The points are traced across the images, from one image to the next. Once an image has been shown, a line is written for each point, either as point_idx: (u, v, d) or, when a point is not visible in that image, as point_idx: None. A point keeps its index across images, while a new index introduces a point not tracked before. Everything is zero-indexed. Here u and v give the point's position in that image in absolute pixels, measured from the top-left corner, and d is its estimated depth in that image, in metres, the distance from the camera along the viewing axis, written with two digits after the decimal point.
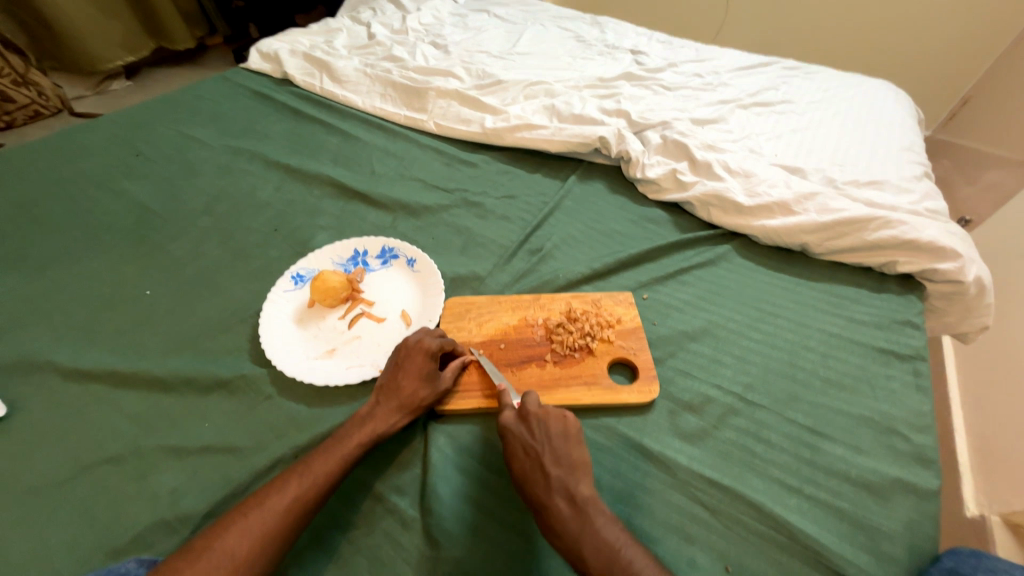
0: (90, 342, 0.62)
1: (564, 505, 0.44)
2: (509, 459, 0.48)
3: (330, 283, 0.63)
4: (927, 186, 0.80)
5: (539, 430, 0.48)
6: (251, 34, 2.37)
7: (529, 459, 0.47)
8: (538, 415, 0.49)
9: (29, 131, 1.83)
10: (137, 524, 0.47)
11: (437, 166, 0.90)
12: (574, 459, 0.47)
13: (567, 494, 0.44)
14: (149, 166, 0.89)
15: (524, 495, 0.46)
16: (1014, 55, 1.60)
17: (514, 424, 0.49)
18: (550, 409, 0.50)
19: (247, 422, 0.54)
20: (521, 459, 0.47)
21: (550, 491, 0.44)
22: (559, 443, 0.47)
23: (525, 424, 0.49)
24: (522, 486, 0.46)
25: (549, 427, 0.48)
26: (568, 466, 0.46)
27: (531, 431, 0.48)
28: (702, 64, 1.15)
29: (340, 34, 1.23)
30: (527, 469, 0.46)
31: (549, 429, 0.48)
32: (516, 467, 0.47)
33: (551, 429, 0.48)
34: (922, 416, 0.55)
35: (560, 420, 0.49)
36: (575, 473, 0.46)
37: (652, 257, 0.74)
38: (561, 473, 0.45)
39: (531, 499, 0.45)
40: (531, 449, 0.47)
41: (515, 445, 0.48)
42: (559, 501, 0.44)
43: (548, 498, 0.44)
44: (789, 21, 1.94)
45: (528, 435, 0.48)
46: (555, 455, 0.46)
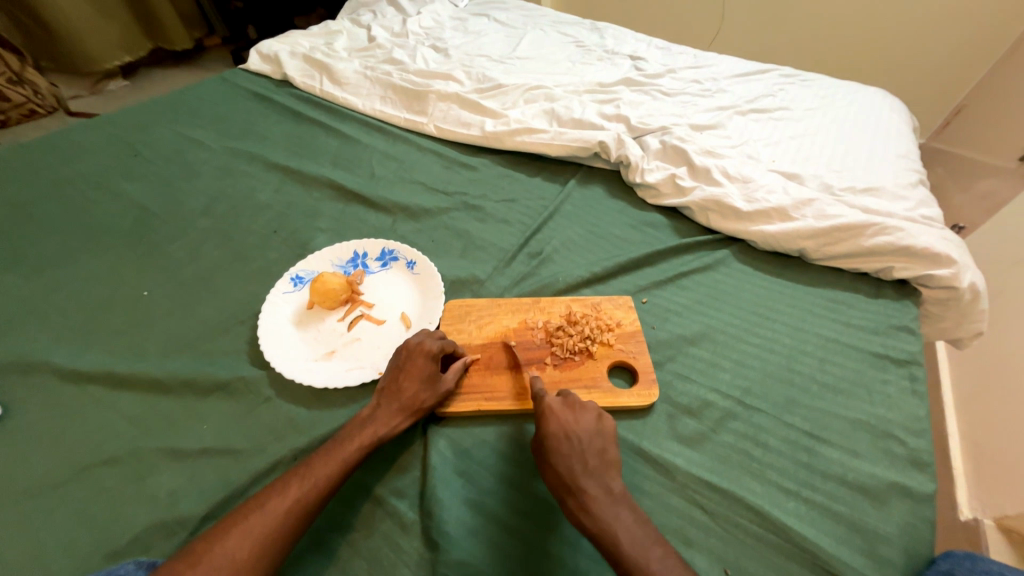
0: (87, 343, 0.62)
1: (599, 492, 0.44)
2: (545, 441, 0.47)
3: (330, 285, 0.63)
4: (922, 194, 0.81)
5: (581, 422, 0.49)
6: (250, 35, 2.37)
7: (568, 445, 0.47)
8: (580, 410, 0.50)
9: (24, 131, 1.81)
10: (134, 526, 0.46)
11: (437, 169, 0.91)
12: (610, 453, 0.47)
13: (602, 483, 0.44)
14: (148, 166, 0.89)
15: (558, 477, 0.45)
16: (1007, 64, 1.62)
17: (556, 409, 0.49)
18: (592, 407, 0.50)
19: (246, 424, 0.54)
20: (560, 443, 0.47)
21: (588, 477, 0.45)
22: (599, 436, 0.48)
23: (567, 413, 0.49)
24: (557, 468, 0.46)
25: (589, 420, 0.49)
26: (606, 459, 0.46)
27: (574, 420, 0.49)
28: (701, 70, 1.16)
29: (341, 37, 1.23)
30: (564, 453, 0.46)
31: (590, 422, 0.49)
32: (553, 449, 0.47)
33: (592, 422, 0.49)
34: (918, 421, 0.55)
35: (600, 417, 0.49)
36: (610, 467, 0.46)
37: (651, 262, 0.74)
38: (599, 463, 0.46)
39: (566, 481, 0.45)
40: (572, 435, 0.47)
41: (555, 430, 0.48)
42: (594, 487, 0.44)
43: (584, 482, 0.44)
44: (785, 29, 1.96)
45: (569, 422, 0.48)
46: (593, 447, 0.47)
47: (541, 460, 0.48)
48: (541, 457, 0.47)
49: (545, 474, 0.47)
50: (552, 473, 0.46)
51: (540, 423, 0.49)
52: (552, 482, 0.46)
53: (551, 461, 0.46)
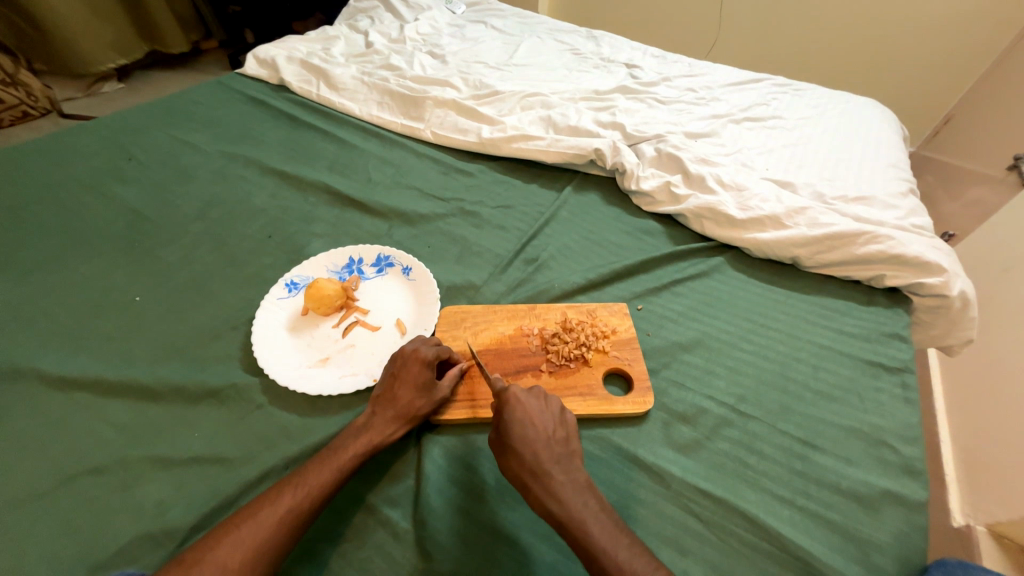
0: (77, 349, 0.61)
1: (565, 478, 0.44)
2: (510, 428, 0.47)
3: (325, 291, 0.63)
4: (913, 202, 0.82)
5: (544, 411, 0.49)
6: (247, 39, 2.37)
7: (534, 431, 0.47)
8: (543, 400, 0.50)
9: (16, 132, 1.80)
10: (121, 537, 0.46)
11: (433, 175, 0.91)
12: (573, 442, 0.48)
13: (568, 470, 0.45)
14: (142, 170, 0.89)
15: (523, 463, 0.45)
16: (995, 76, 1.65)
17: (521, 397, 0.49)
18: (554, 398, 0.51)
19: (237, 432, 0.53)
20: (525, 429, 0.47)
21: (554, 463, 0.45)
22: (562, 425, 0.49)
23: (532, 401, 0.50)
24: (522, 454, 0.46)
25: (553, 410, 0.50)
26: (569, 447, 0.47)
27: (537, 409, 0.49)
28: (695, 78, 1.17)
29: (338, 42, 1.23)
30: (530, 439, 0.46)
31: (553, 411, 0.49)
32: (518, 436, 0.47)
33: (555, 411, 0.50)
34: (910, 428, 0.55)
35: (562, 408, 0.50)
36: (573, 455, 0.47)
37: (646, 268, 0.75)
38: (564, 451, 0.46)
39: (532, 467, 0.45)
40: (536, 423, 0.48)
41: (520, 416, 0.48)
42: (560, 473, 0.44)
43: (551, 468, 0.45)
44: (778, 39, 1.99)
45: (533, 410, 0.49)
46: (557, 435, 0.47)
47: (504, 447, 0.47)
48: (504, 444, 0.47)
49: (507, 461, 0.46)
50: (516, 459, 0.46)
51: (503, 410, 0.49)
52: (516, 468, 0.45)
53: (515, 447, 0.46)
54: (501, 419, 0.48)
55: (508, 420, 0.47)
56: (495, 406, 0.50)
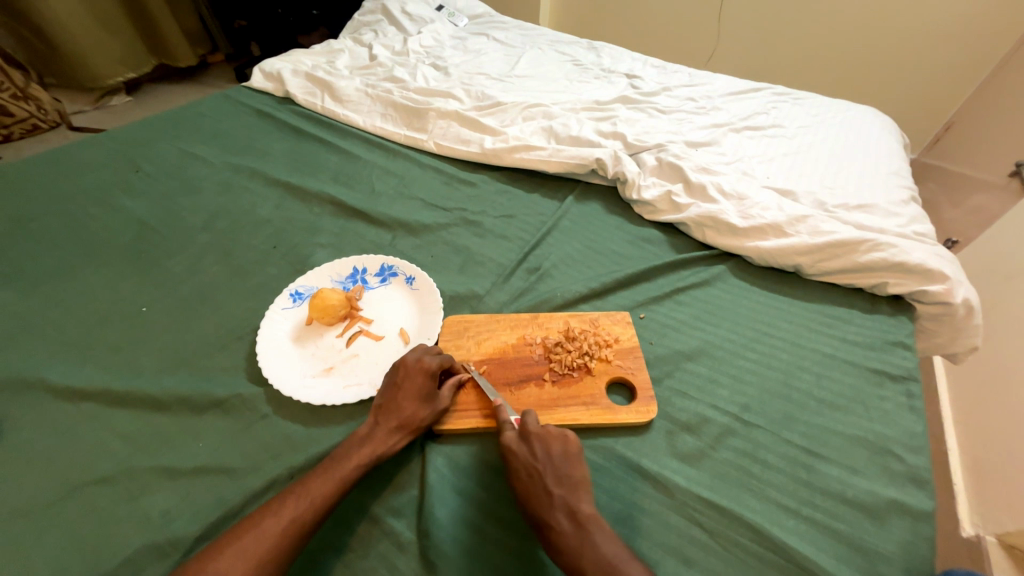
0: (84, 359, 0.62)
1: (565, 521, 0.44)
2: (513, 482, 0.48)
3: (329, 301, 0.64)
4: (915, 210, 0.82)
5: (541, 452, 0.49)
6: (254, 52, 2.41)
7: (532, 479, 0.47)
8: (538, 439, 0.50)
9: (27, 145, 1.83)
10: (127, 547, 0.46)
11: (437, 185, 0.92)
12: (575, 476, 0.47)
13: (568, 512, 0.45)
14: (149, 182, 0.90)
15: (527, 514, 0.46)
16: (995, 83, 1.65)
17: (516, 447, 0.49)
18: (551, 432, 0.50)
19: (242, 442, 0.54)
20: (524, 481, 0.47)
21: (552, 509, 0.45)
22: (559, 464, 0.48)
23: (526, 447, 0.49)
24: (525, 506, 0.46)
25: (550, 447, 0.49)
26: (570, 484, 0.47)
27: (533, 453, 0.49)
28: (696, 88, 1.18)
29: (343, 55, 1.26)
30: (529, 488, 0.47)
31: (549, 451, 0.49)
32: (519, 489, 0.47)
33: (551, 449, 0.49)
34: (916, 437, 0.55)
35: (560, 441, 0.50)
36: (575, 491, 0.46)
37: (648, 277, 0.75)
38: (563, 492, 0.46)
39: (534, 517, 0.45)
40: (533, 469, 0.48)
41: (517, 467, 0.48)
42: (560, 518, 0.44)
43: (549, 515, 0.44)
44: (778, 47, 2.00)
45: (529, 456, 0.49)
46: (556, 475, 0.47)
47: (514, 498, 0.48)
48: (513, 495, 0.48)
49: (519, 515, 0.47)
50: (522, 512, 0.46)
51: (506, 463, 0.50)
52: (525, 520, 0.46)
53: (520, 500, 0.47)
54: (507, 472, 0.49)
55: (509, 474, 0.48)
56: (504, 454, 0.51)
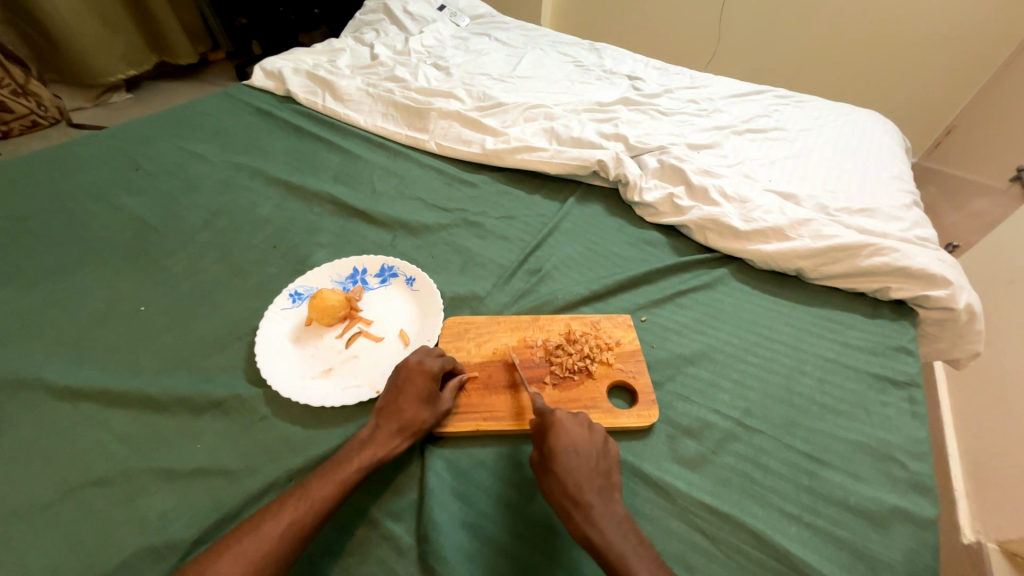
0: (81, 359, 0.61)
1: (606, 510, 0.44)
2: (555, 452, 0.46)
3: (329, 302, 0.63)
4: (917, 215, 0.82)
5: (588, 439, 0.48)
6: (254, 51, 2.40)
7: (577, 459, 0.46)
8: (587, 427, 0.50)
9: (26, 142, 1.82)
10: (123, 550, 0.45)
11: (437, 185, 0.91)
12: (614, 474, 0.47)
13: (607, 502, 0.44)
14: (148, 180, 0.89)
15: (564, 490, 0.45)
16: (996, 87, 1.65)
17: (567, 424, 0.49)
18: (596, 426, 0.50)
19: (240, 444, 0.53)
20: (569, 457, 0.46)
21: (596, 495, 0.44)
22: (604, 456, 0.48)
23: (575, 428, 0.49)
24: (565, 482, 0.45)
25: (597, 438, 0.49)
26: (609, 479, 0.46)
27: (581, 437, 0.48)
28: (698, 90, 1.18)
29: (344, 54, 1.25)
30: (572, 467, 0.46)
31: (596, 440, 0.49)
32: (562, 462, 0.46)
33: (598, 440, 0.49)
34: (919, 443, 0.55)
35: (605, 437, 0.50)
36: (613, 486, 0.46)
37: (650, 279, 0.75)
38: (605, 483, 0.46)
39: (575, 497, 0.44)
40: (580, 450, 0.47)
41: (565, 443, 0.47)
42: (602, 505, 0.44)
43: (592, 499, 0.44)
44: (780, 50, 2.00)
45: (578, 437, 0.48)
46: (599, 466, 0.47)
47: (546, 471, 0.46)
48: (547, 467, 0.46)
49: (548, 485, 0.46)
50: (558, 486, 0.45)
51: (546, 434, 0.48)
52: (558, 496, 0.45)
53: (558, 473, 0.45)
54: (546, 445, 0.48)
55: (553, 444, 0.47)
56: (538, 429, 0.50)
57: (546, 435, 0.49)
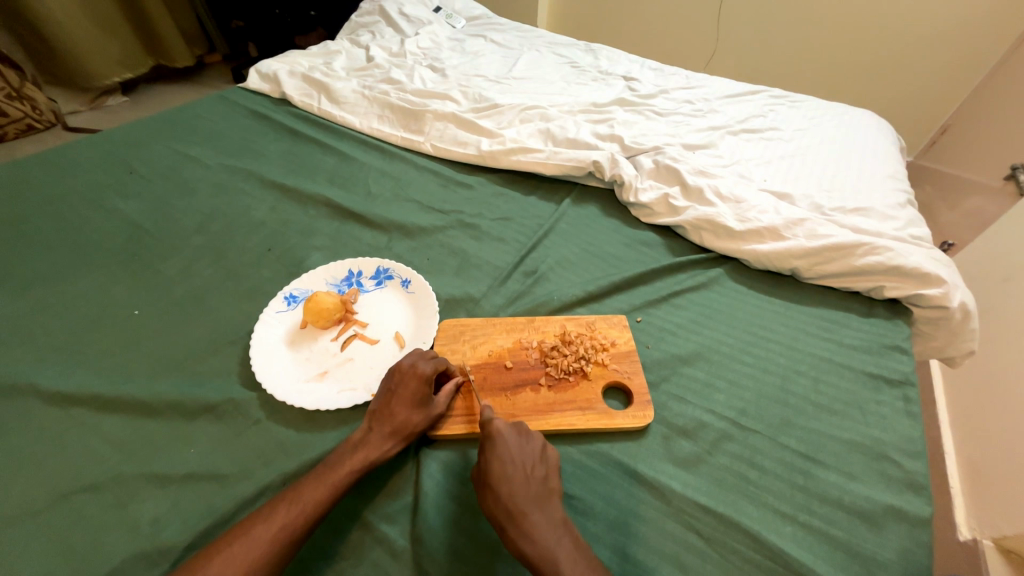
0: (75, 363, 0.61)
1: (541, 517, 0.44)
2: (490, 463, 0.46)
3: (324, 305, 0.63)
4: (911, 213, 0.82)
5: (524, 446, 0.48)
6: (251, 53, 2.40)
7: (512, 469, 0.46)
8: (524, 433, 0.50)
9: (21, 146, 1.81)
10: (116, 555, 0.45)
11: (433, 187, 0.91)
12: (552, 479, 0.47)
13: (544, 509, 0.44)
14: (143, 184, 0.89)
15: (499, 501, 0.44)
16: (990, 87, 1.66)
17: (503, 432, 0.48)
18: (535, 431, 0.51)
19: (233, 448, 0.53)
20: (504, 466, 0.46)
21: (530, 502, 0.44)
22: (541, 462, 0.48)
23: (512, 436, 0.49)
24: (499, 493, 0.45)
25: (535, 444, 0.49)
26: (547, 484, 0.47)
27: (517, 445, 0.48)
28: (693, 91, 1.18)
29: (340, 56, 1.25)
30: (507, 477, 0.46)
31: (533, 447, 0.49)
32: (496, 472, 0.46)
33: (535, 446, 0.49)
34: (913, 442, 0.55)
35: (544, 444, 0.50)
36: (551, 493, 0.46)
37: (645, 280, 0.75)
38: (541, 490, 0.46)
39: (508, 507, 0.44)
40: (516, 458, 0.47)
41: (500, 452, 0.47)
42: (536, 513, 0.44)
43: (527, 507, 0.44)
44: (777, 49, 2.00)
45: (513, 445, 0.48)
46: (536, 472, 0.47)
47: (482, 484, 0.46)
48: (482, 480, 0.46)
49: (483, 498, 0.45)
50: (492, 497, 0.45)
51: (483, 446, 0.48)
52: (492, 507, 0.45)
53: (493, 483, 0.45)
54: (482, 456, 0.48)
55: (489, 455, 0.47)
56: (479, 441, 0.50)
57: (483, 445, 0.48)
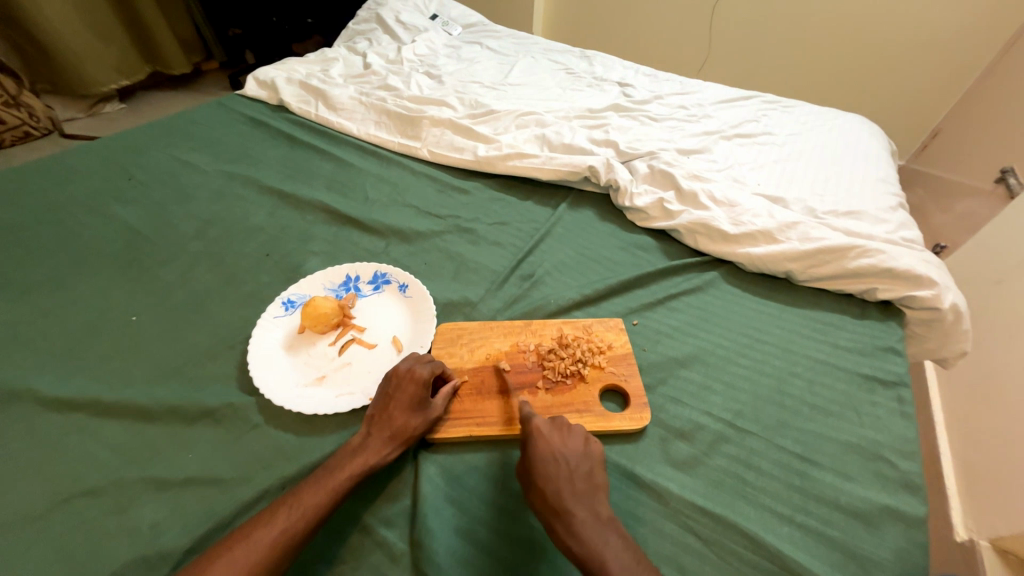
0: (72, 369, 0.61)
1: (587, 515, 0.44)
2: (533, 461, 0.47)
3: (322, 309, 0.63)
4: (902, 216, 0.83)
5: (568, 443, 0.49)
6: (248, 60, 2.41)
7: (556, 466, 0.47)
8: (566, 430, 0.50)
9: (18, 152, 1.82)
10: (114, 561, 0.45)
11: (430, 192, 0.92)
12: (597, 476, 0.47)
13: (590, 506, 0.44)
14: (141, 190, 0.90)
15: (545, 499, 0.45)
16: (979, 91, 1.69)
17: (545, 432, 0.49)
18: (577, 428, 0.51)
19: (233, 453, 0.53)
20: (548, 465, 0.47)
21: (576, 500, 0.44)
22: (585, 459, 0.48)
23: (554, 435, 0.49)
24: (545, 490, 0.45)
25: (577, 441, 0.49)
26: (592, 481, 0.47)
27: (560, 443, 0.49)
28: (687, 96, 1.20)
29: (337, 63, 1.26)
30: (552, 475, 0.46)
31: (576, 444, 0.49)
32: (541, 472, 0.46)
33: (578, 443, 0.49)
34: (907, 442, 0.55)
35: (587, 439, 0.50)
36: (597, 490, 0.46)
37: (641, 283, 0.75)
38: (587, 486, 0.46)
39: (554, 504, 0.44)
40: (559, 456, 0.47)
41: (542, 451, 0.48)
42: (582, 510, 0.44)
43: (572, 504, 0.44)
44: (769, 54, 2.03)
45: (557, 444, 0.48)
46: (580, 469, 0.47)
47: (527, 481, 0.47)
48: (528, 478, 0.47)
49: (530, 496, 0.46)
50: (537, 495, 0.45)
51: (526, 444, 0.49)
52: (539, 505, 0.45)
53: (538, 481, 0.46)
54: (526, 454, 0.48)
55: (532, 453, 0.48)
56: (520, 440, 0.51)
57: (526, 443, 0.49)
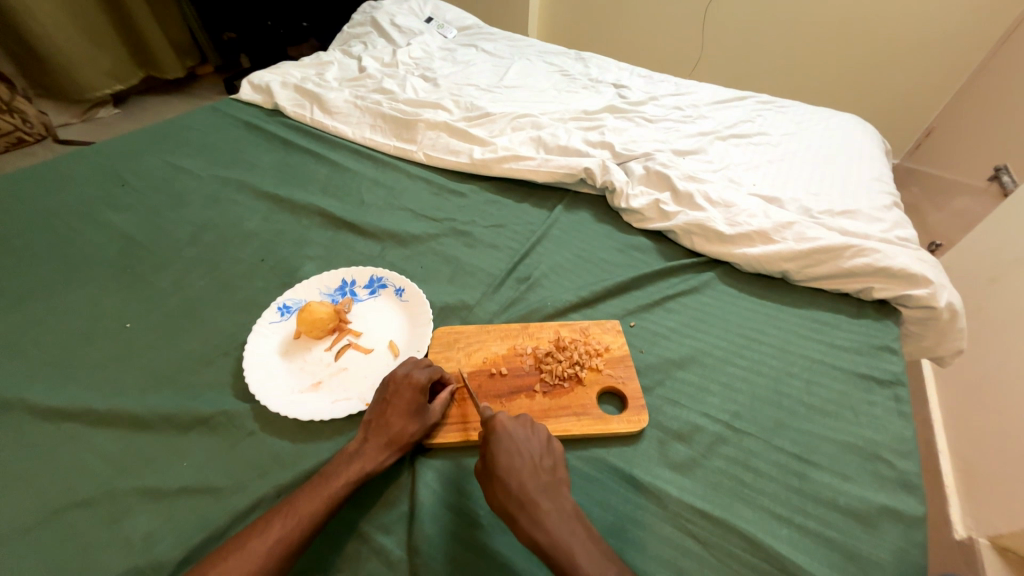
0: (65, 378, 0.60)
1: (552, 507, 0.44)
2: (496, 456, 0.46)
3: (317, 314, 0.63)
4: (897, 215, 0.84)
5: (530, 437, 0.49)
6: (243, 64, 2.41)
7: (519, 459, 0.46)
8: (529, 426, 0.50)
9: (11, 158, 1.81)
10: (107, 572, 0.44)
11: (426, 195, 0.92)
12: (560, 471, 0.47)
13: (555, 499, 0.44)
14: (134, 196, 0.89)
15: (508, 492, 0.44)
16: (972, 89, 1.70)
17: (508, 426, 0.49)
18: (539, 424, 0.51)
19: (228, 461, 0.53)
20: (511, 458, 0.46)
21: (541, 492, 0.44)
22: (548, 454, 0.48)
23: (517, 429, 0.49)
24: (508, 484, 0.45)
25: (540, 436, 0.49)
26: (555, 475, 0.47)
27: (522, 437, 0.48)
28: (682, 98, 1.20)
29: (332, 67, 1.26)
30: (515, 468, 0.46)
31: (538, 439, 0.49)
32: (504, 466, 0.46)
33: (540, 438, 0.49)
34: (904, 441, 0.55)
35: (549, 435, 0.50)
36: (560, 483, 0.46)
37: (638, 285, 0.75)
38: (551, 480, 0.46)
39: (519, 497, 0.44)
40: (523, 450, 0.47)
41: (506, 445, 0.47)
42: (547, 503, 0.44)
43: (537, 497, 0.44)
44: (763, 55, 2.04)
45: (519, 438, 0.48)
46: (543, 463, 0.47)
47: (489, 476, 0.46)
48: (490, 473, 0.46)
49: (492, 490, 0.45)
50: (501, 490, 0.45)
51: (487, 439, 0.48)
52: (502, 499, 0.44)
53: (501, 477, 0.45)
54: (487, 449, 0.47)
55: (495, 448, 0.47)
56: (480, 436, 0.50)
57: (487, 438, 0.48)
